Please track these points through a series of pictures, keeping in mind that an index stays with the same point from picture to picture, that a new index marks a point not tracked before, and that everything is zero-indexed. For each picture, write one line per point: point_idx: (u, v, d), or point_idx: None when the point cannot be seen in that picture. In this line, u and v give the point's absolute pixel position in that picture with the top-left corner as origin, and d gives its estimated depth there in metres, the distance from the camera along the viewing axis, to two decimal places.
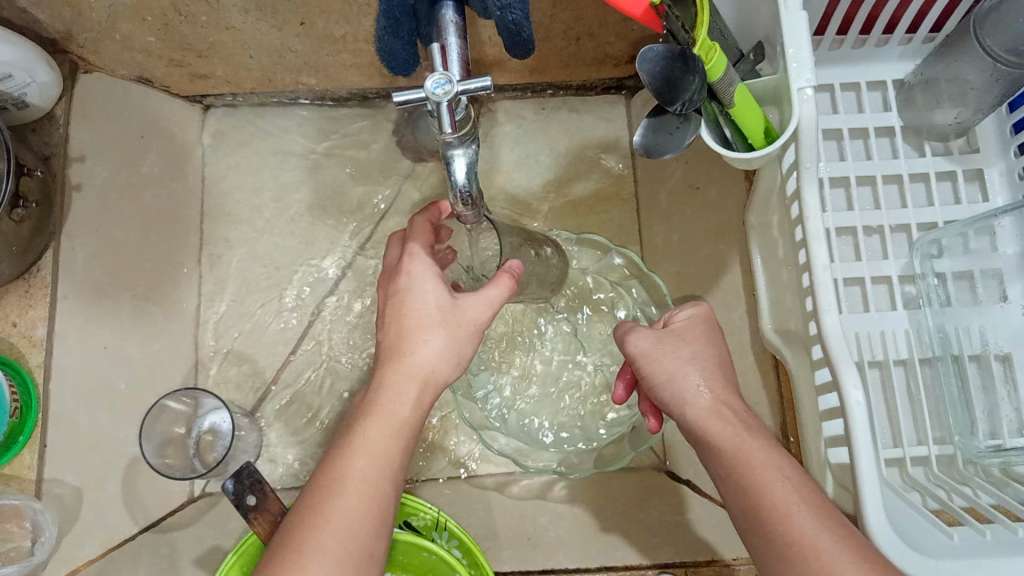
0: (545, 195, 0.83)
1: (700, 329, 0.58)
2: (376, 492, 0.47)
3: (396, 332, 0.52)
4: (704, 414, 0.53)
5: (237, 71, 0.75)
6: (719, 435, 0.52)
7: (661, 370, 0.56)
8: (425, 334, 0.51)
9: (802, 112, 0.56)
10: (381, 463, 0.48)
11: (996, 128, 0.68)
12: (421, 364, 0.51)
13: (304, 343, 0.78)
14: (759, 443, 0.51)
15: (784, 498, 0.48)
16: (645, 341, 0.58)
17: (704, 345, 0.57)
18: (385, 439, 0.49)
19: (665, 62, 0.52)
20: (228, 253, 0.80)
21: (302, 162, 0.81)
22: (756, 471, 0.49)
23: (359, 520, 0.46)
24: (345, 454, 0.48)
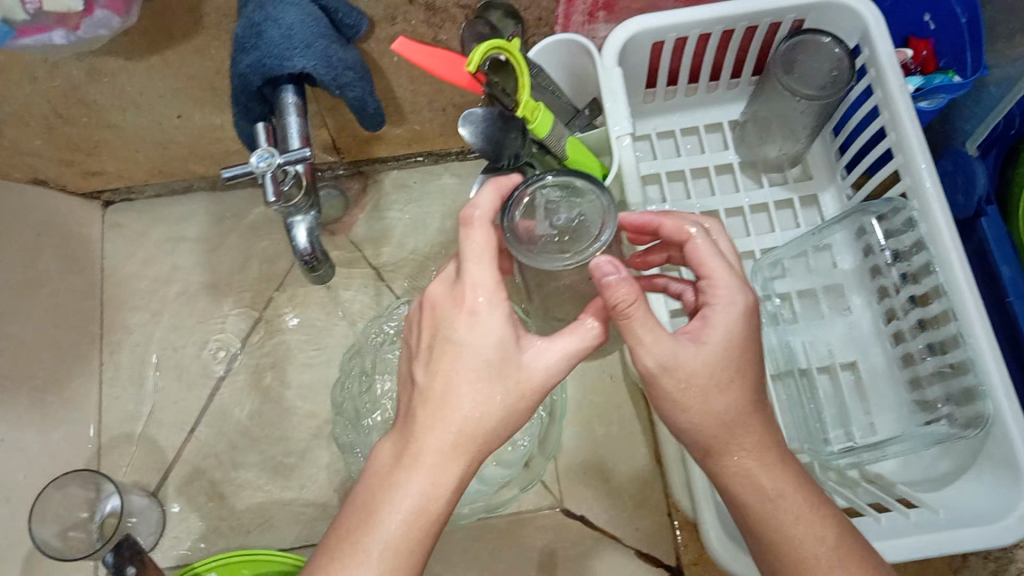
0: (434, 255, 0.86)
1: (729, 349, 0.46)
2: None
3: (437, 383, 0.45)
4: (729, 470, 0.47)
5: (128, 165, 0.79)
6: (746, 491, 0.47)
7: (688, 416, 0.47)
8: (459, 402, 0.45)
9: (621, 157, 0.62)
10: (397, 560, 0.43)
11: (824, 155, 0.74)
12: (452, 429, 0.45)
13: (203, 419, 0.79)
14: (792, 503, 0.46)
15: (825, 564, 0.45)
16: (672, 360, 0.45)
17: (739, 377, 0.47)
18: (407, 526, 0.44)
19: (484, 125, 0.57)
20: (127, 338, 0.82)
21: (197, 246, 0.85)
22: (784, 540, 0.46)
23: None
24: (350, 559, 0.43)
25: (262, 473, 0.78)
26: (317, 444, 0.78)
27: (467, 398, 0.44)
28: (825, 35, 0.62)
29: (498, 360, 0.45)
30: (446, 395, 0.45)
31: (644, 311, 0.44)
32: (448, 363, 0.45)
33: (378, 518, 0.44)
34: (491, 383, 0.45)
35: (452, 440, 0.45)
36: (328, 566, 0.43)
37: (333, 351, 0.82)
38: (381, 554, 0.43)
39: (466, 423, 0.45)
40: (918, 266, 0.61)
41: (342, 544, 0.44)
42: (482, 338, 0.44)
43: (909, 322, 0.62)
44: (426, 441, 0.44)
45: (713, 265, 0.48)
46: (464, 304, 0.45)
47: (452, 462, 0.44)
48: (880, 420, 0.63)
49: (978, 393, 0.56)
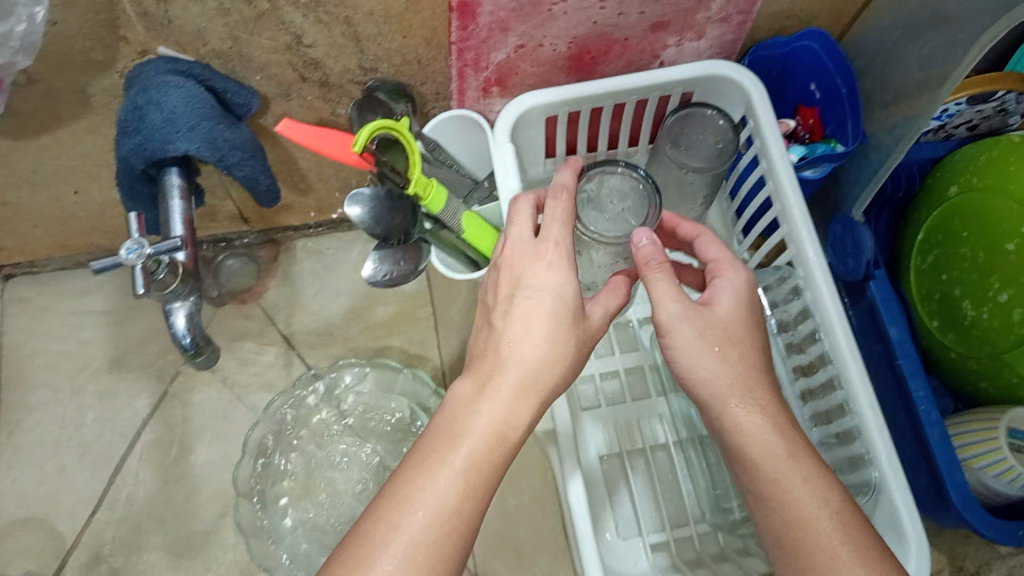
0: (346, 322, 0.85)
1: (739, 313, 0.50)
2: (453, 526, 0.42)
3: (513, 325, 0.47)
4: (742, 426, 0.48)
5: (27, 241, 0.78)
6: (756, 447, 0.48)
7: (704, 368, 0.49)
8: (534, 342, 0.46)
9: None
10: (468, 493, 0.43)
11: (721, 222, 0.75)
12: (524, 370, 0.46)
13: (106, 499, 0.78)
14: (800, 465, 0.47)
15: (825, 531, 0.46)
16: (688, 320, 0.49)
17: (746, 338, 0.50)
18: (478, 463, 0.43)
19: (373, 204, 0.58)
20: (27, 417, 0.80)
21: (102, 318, 0.83)
22: (793, 500, 0.47)
23: (427, 544, 0.41)
24: (430, 473, 0.43)
25: (167, 555, 0.76)
26: (223, 525, 0.77)
27: (539, 339, 0.46)
28: (708, 107, 0.64)
29: (569, 305, 0.47)
30: (524, 333, 0.46)
31: (670, 277, 0.49)
32: (524, 309, 0.47)
33: (461, 437, 0.44)
34: (565, 326, 0.47)
35: (524, 385, 0.46)
36: (402, 480, 0.43)
37: (243, 425, 0.81)
38: (460, 468, 0.43)
39: (539, 364, 0.46)
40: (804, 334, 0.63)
41: (412, 479, 0.43)
42: (554, 282, 0.47)
43: (795, 390, 0.64)
44: (499, 379, 0.46)
45: (715, 253, 0.54)
46: (547, 251, 0.48)
47: (523, 402, 0.45)
48: None
49: (866, 461, 0.57)
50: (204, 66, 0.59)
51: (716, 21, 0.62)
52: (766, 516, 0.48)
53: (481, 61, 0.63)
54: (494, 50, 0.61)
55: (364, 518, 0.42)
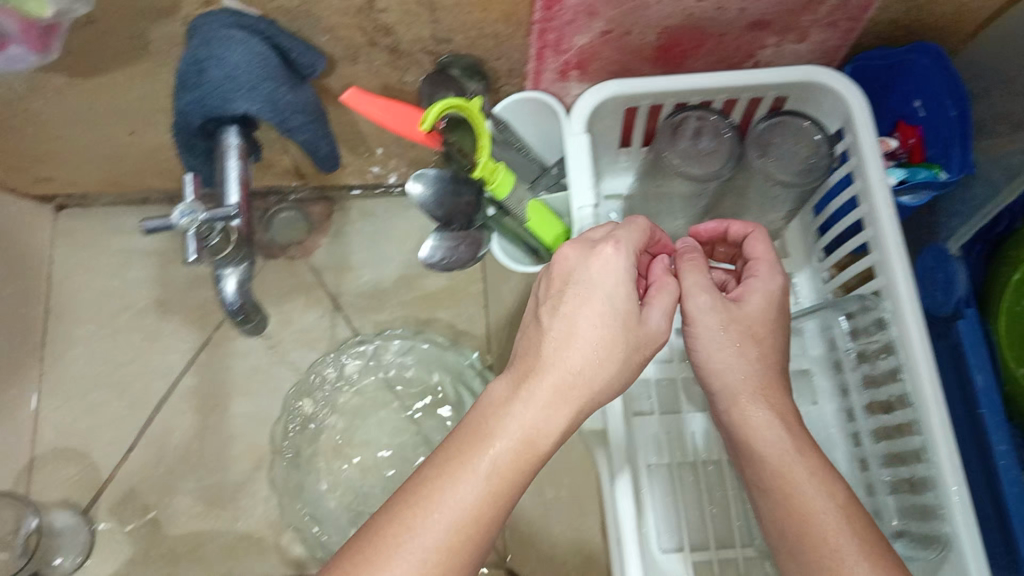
0: (395, 289, 0.84)
1: (767, 309, 0.48)
2: (465, 535, 0.38)
3: (562, 328, 0.42)
4: (751, 423, 0.46)
5: (81, 175, 0.77)
6: (765, 445, 0.46)
7: (721, 361, 0.48)
8: (584, 339, 0.42)
9: (581, 229, 0.59)
10: (486, 509, 0.39)
11: (802, 234, 0.71)
12: (565, 374, 0.41)
13: (140, 439, 0.77)
14: (807, 460, 0.45)
15: (831, 526, 0.42)
16: (711, 318, 0.48)
17: (769, 337, 0.48)
18: (499, 474, 0.39)
19: (436, 186, 0.56)
20: (69, 351, 0.78)
21: (151, 258, 0.81)
22: (801, 496, 0.44)
23: (451, 555, 0.38)
24: (454, 476, 0.39)
25: (198, 501, 0.76)
26: (257, 477, 0.76)
27: (586, 346, 0.42)
28: (805, 119, 0.61)
29: (619, 312, 0.43)
30: (568, 334, 0.42)
31: (705, 272, 0.49)
32: (573, 305, 0.42)
33: (491, 437, 0.40)
34: (620, 334, 0.42)
35: (574, 382, 0.41)
36: (428, 479, 0.39)
37: (283, 382, 0.80)
38: (482, 470, 0.39)
39: (588, 366, 0.42)
40: (884, 369, 0.59)
41: (419, 489, 0.39)
42: (609, 282, 0.42)
43: (868, 426, 0.61)
44: (537, 381, 0.41)
45: (759, 248, 0.51)
46: (608, 244, 0.43)
47: (562, 408, 0.41)
48: None
49: (938, 513, 0.53)
50: (270, 23, 0.55)
51: (822, 25, 0.57)
52: (774, 517, 0.45)
53: (562, 44, 0.59)
54: (577, 34, 0.57)
55: (371, 525, 0.39)
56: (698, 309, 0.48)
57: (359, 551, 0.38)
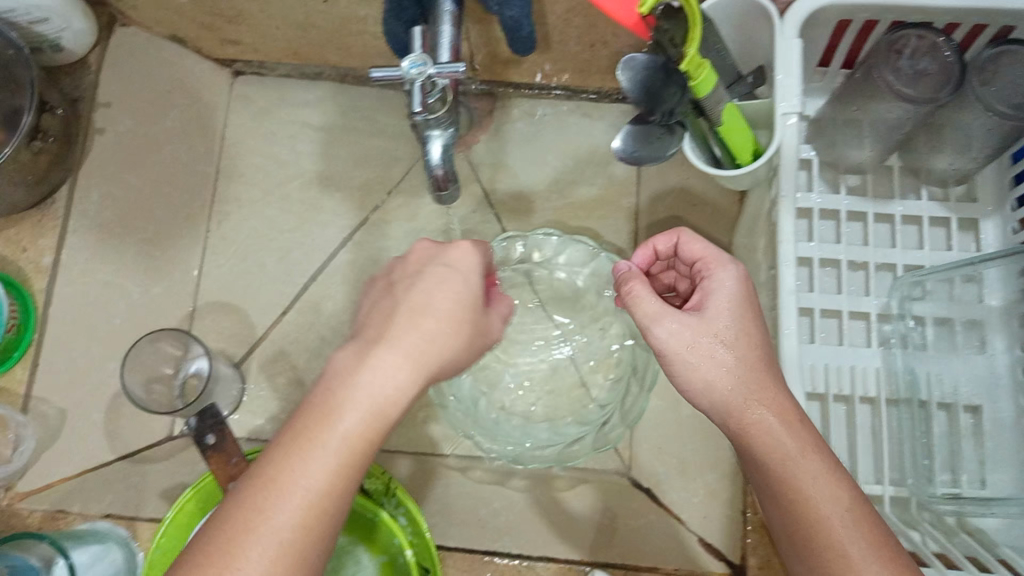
0: (548, 193, 0.83)
1: (731, 309, 0.50)
2: (322, 507, 0.43)
3: (406, 306, 0.47)
4: (750, 423, 0.48)
5: (265, 41, 0.78)
6: (766, 444, 0.47)
7: (699, 374, 0.49)
8: (436, 313, 0.47)
9: (783, 138, 0.57)
10: (341, 476, 0.43)
11: (997, 178, 0.68)
12: (407, 346, 0.46)
13: (296, 304, 0.80)
14: (809, 460, 0.46)
15: (840, 525, 0.44)
16: (680, 333, 0.50)
17: (744, 336, 0.50)
18: (357, 443, 0.44)
19: (646, 72, 0.53)
20: (235, 212, 0.80)
21: (318, 133, 0.83)
22: (806, 496, 0.46)
23: (317, 518, 0.42)
24: (302, 453, 0.43)
25: None
26: None
27: (425, 328, 0.46)
28: None
29: (472, 286, 0.49)
30: (408, 318, 0.47)
31: (649, 290, 0.52)
32: (429, 282, 0.48)
33: (307, 415, 0.44)
34: (461, 321, 0.48)
35: (383, 363, 0.45)
36: (277, 457, 0.43)
37: None
38: (331, 448, 0.43)
39: (426, 342, 0.46)
40: None
41: (279, 451, 0.43)
42: (468, 264, 0.49)
43: None
44: (368, 348, 0.46)
45: (701, 249, 0.54)
46: (458, 244, 0.50)
47: (412, 379, 0.45)
48: (993, 479, 0.60)
49: None
50: None
51: None
52: (781, 520, 0.47)
53: None
54: None
55: (241, 480, 0.44)
56: (666, 329, 0.50)
57: (227, 519, 0.42)
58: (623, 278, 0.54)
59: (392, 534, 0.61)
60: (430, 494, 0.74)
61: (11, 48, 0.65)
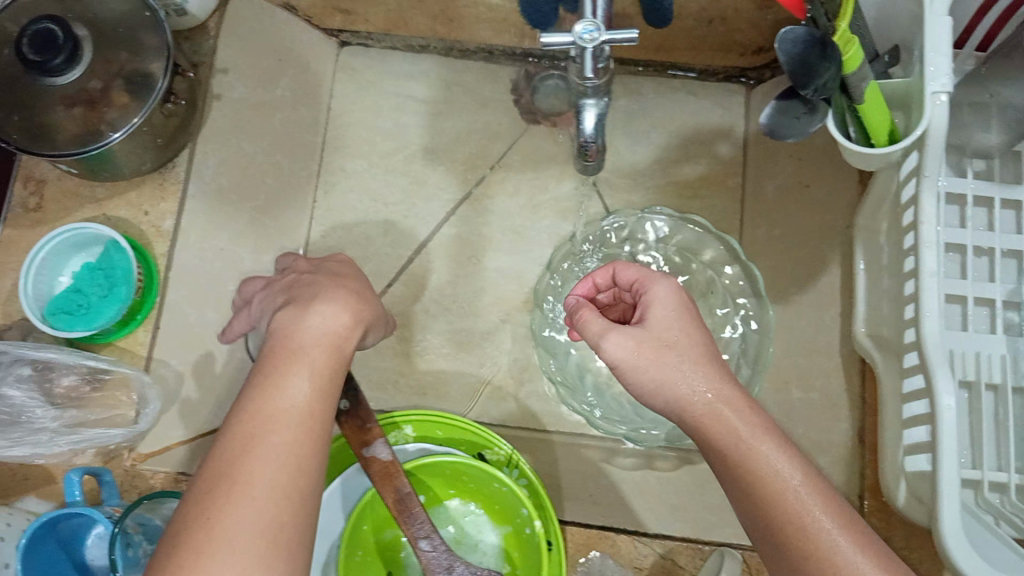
0: (652, 172, 0.83)
1: (674, 312, 0.52)
2: (307, 428, 0.48)
3: (302, 303, 0.54)
4: (695, 405, 0.49)
5: (377, 10, 0.78)
6: (724, 429, 0.48)
7: (650, 377, 0.50)
8: (329, 306, 0.54)
9: (933, 116, 0.56)
10: (292, 454, 0.46)
11: None
12: (310, 331, 0.52)
13: (401, 277, 0.80)
14: (771, 440, 0.47)
15: (795, 501, 0.45)
16: (624, 345, 0.51)
17: (685, 336, 0.51)
18: (284, 424, 0.47)
19: (803, 45, 0.52)
20: (341, 181, 0.81)
21: (423, 107, 0.83)
22: (773, 480, 0.45)
23: (280, 491, 0.45)
24: (278, 384, 0.49)
25: (447, 342, 0.79)
26: (503, 329, 0.79)
27: (318, 317, 0.53)
28: None
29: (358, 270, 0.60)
30: (314, 308, 0.54)
31: (597, 315, 0.53)
32: (325, 286, 0.56)
33: (289, 354, 0.51)
34: (345, 312, 0.54)
35: (332, 317, 0.53)
36: (230, 445, 0.46)
37: (536, 245, 0.81)
38: (304, 378, 0.50)
39: (321, 329, 0.52)
40: None
41: (228, 438, 0.47)
42: (357, 284, 0.58)
43: None
44: (295, 335, 0.52)
45: (634, 272, 0.56)
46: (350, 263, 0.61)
47: (321, 365, 0.51)
48: None
49: None
50: None
51: None
52: (749, 512, 0.46)
53: None
54: None
55: (199, 472, 0.46)
56: (615, 341, 0.52)
57: (198, 507, 0.44)
58: (575, 313, 0.55)
59: (519, 503, 0.61)
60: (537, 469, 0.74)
61: (146, 12, 0.67)
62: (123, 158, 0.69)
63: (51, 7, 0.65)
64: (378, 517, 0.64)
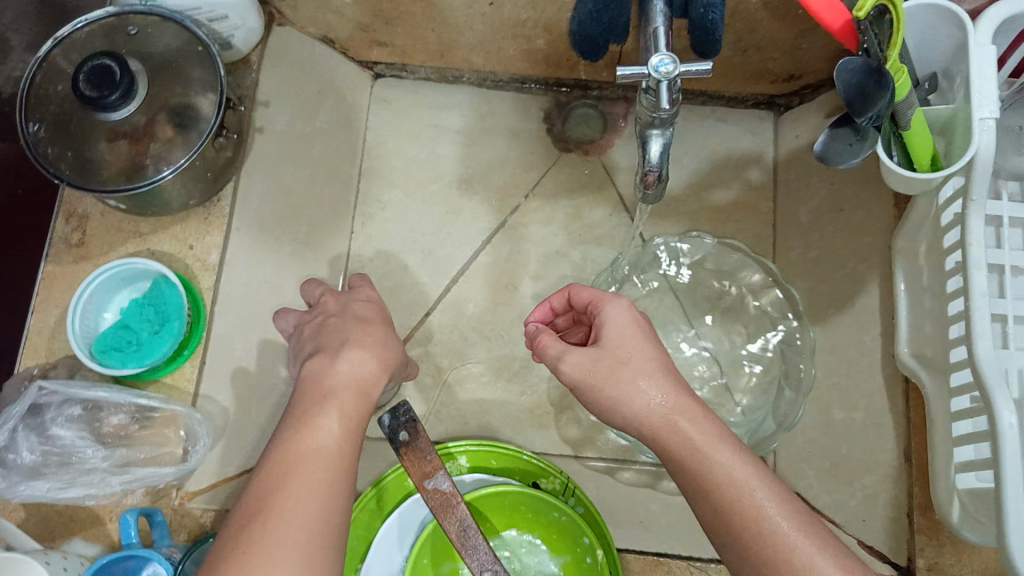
0: (684, 198, 0.84)
1: (627, 333, 0.54)
2: (335, 467, 0.48)
3: (334, 344, 0.56)
4: (643, 414, 0.51)
5: (415, 43, 0.79)
6: (678, 440, 0.49)
7: (608, 395, 0.52)
8: (360, 347, 0.56)
9: (981, 142, 0.58)
10: (326, 492, 0.47)
11: None
12: (342, 372, 0.53)
13: (439, 304, 0.81)
14: (721, 446, 0.48)
15: (751, 504, 0.46)
16: (580, 364, 0.53)
17: (639, 353, 0.53)
18: (319, 460, 0.48)
19: (861, 75, 0.54)
20: (379, 213, 0.82)
21: (458, 137, 0.84)
22: (725, 483, 0.46)
23: (312, 528, 0.45)
24: (309, 423, 0.50)
25: (487, 370, 0.79)
26: None
27: (349, 359, 0.54)
28: None
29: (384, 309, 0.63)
30: (344, 349, 0.55)
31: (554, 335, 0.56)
32: (355, 326, 0.58)
33: (322, 394, 0.52)
34: (377, 352, 0.56)
35: (360, 360, 0.55)
36: (264, 482, 0.47)
37: (572, 271, 0.82)
38: (335, 417, 0.51)
39: (352, 371, 0.54)
40: None
41: (263, 474, 0.47)
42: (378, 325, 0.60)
43: None
44: (327, 376, 0.53)
45: (587, 294, 0.58)
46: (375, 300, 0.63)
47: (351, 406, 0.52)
48: None
49: None
50: None
51: None
52: (709, 519, 0.47)
53: None
54: None
55: (233, 510, 0.47)
56: (573, 360, 0.54)
57: (233, 544, 0.44)
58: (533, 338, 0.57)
59: (580, 531, 0.60)
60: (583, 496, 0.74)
61: (199, 46, 0.67)
62: (174, 191, 0.69)
63: (101, 43, 0.66)
64: (439, 551, 0.66)
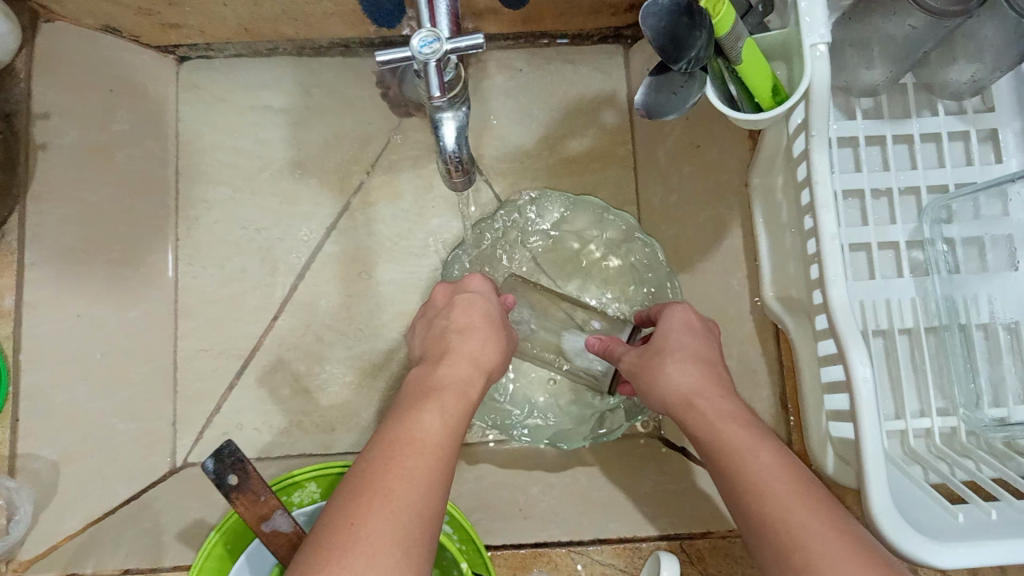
0: (538, 153, 0.78)
1: (685, 330, 0.56)
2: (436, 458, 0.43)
3: (453, 326, 0.53)
4: (669, 380, 0.53)
5: (211, 20, 0.69)
6: (715, 409, 0.49)
7: (646, 374, 0.54)
8: (476, 340, 0.52)
9: (814, 71, 0.52)
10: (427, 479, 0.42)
11: (1015, 89, 0.64)
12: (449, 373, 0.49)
13: (287, 304, 0.75)
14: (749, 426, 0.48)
15: (769, 471, 0.44)
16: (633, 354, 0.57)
17: (701, 343, 0.55)
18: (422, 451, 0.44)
19: (669, 16, 0.48)
20: (204, 214, 0.75)
21: (282, 118, 0.76)
22: (740, 450, 0.46)
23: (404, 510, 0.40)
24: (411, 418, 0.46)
25: (349, 370, 0.74)
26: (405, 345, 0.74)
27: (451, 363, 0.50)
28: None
29: (491, 303, 0.56)
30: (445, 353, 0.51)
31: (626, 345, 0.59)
32: (458, 310, 0.55)
33: (435, 390, 0.48)
34: (493, 336, 0.53)
35: (465, 360, 0.50)
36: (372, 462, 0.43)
37: (429, 247, 0.77)
38: (436, 412, 0.46)
39: (462, 376, 0.49)
40: None
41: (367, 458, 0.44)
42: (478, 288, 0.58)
43: None
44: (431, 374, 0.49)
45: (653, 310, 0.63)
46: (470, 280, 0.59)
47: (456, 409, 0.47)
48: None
49: None
50: None
51: None
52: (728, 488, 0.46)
53: None
54: None
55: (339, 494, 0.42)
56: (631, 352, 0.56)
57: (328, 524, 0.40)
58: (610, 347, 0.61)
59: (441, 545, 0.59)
60: (462, 489, 0.70)
61: None
62: None
63: None
64: None
